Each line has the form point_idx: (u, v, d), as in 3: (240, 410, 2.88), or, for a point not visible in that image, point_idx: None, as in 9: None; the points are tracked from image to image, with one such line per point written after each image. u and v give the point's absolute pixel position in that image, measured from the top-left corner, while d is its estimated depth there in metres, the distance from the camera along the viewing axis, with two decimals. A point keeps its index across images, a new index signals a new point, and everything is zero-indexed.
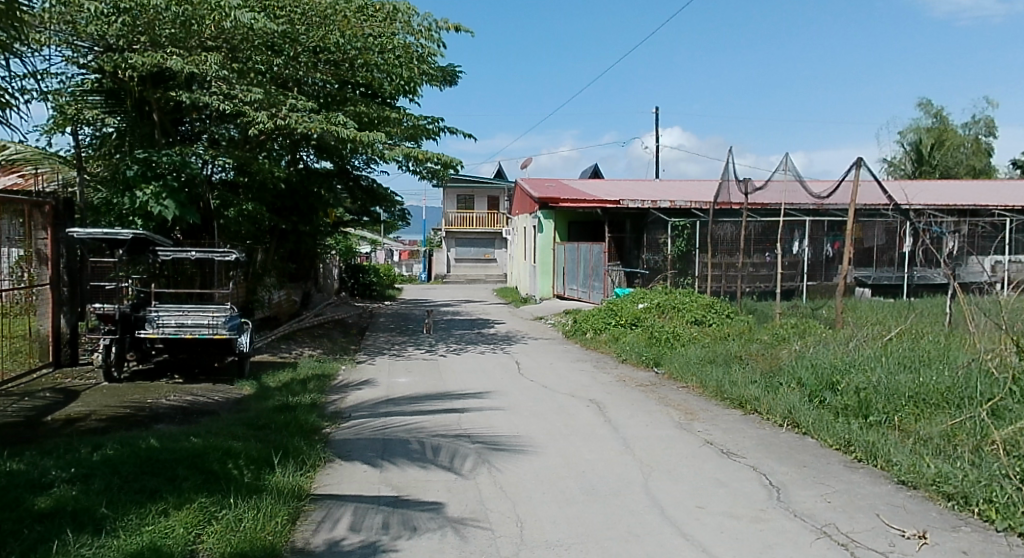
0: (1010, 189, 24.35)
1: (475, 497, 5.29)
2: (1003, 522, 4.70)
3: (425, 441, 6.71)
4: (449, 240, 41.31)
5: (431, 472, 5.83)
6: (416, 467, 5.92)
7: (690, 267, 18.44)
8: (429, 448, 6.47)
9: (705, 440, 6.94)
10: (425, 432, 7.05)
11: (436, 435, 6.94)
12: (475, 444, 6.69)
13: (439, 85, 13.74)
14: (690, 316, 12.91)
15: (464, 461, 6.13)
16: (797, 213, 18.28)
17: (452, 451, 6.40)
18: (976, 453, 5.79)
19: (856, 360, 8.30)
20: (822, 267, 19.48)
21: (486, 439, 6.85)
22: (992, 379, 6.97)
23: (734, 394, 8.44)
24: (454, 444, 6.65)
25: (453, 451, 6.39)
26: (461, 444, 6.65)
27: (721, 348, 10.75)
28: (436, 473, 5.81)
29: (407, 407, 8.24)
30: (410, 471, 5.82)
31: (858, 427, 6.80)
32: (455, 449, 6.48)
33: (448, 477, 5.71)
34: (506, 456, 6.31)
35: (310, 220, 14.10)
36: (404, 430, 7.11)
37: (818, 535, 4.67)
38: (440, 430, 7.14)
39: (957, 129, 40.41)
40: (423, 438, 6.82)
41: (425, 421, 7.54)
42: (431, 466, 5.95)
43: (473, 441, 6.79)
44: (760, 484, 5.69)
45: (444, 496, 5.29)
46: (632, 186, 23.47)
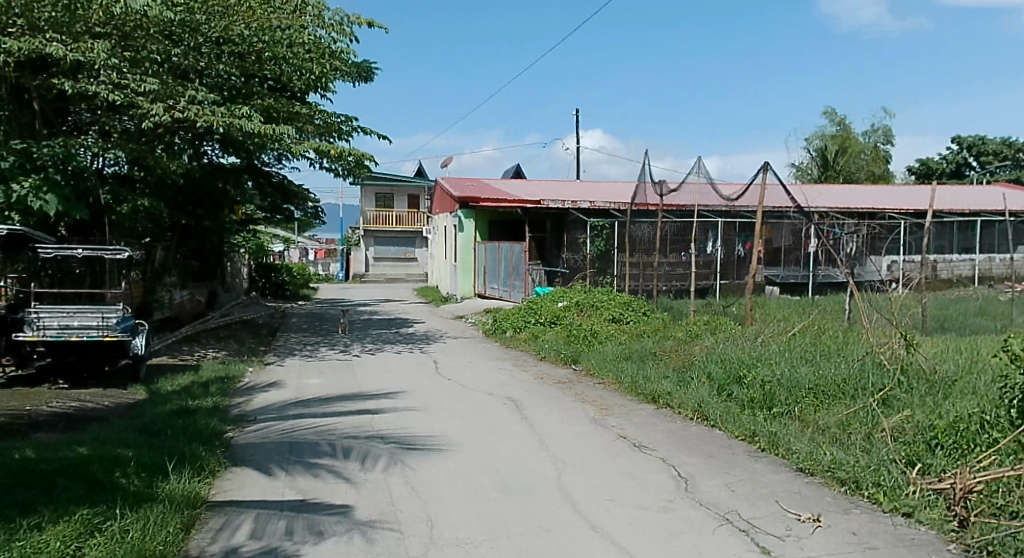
0: (907, 195, 25.73)
1: (385, 498, 5.20)
2: (889, 504, 4.95)
3: (336, 443, 6.55)
4: (367, 239, 40.65)
5: (340, 474, 5.70)
6: (324, 469, 5.78)
7: (609, 267, 18.68)
8: (339, 450, 6.33)
9: (619, 434, 7.04)
10: (335, 434, 6.89)
11: (347, 436, 6.78)
12: (388, 444, 6.59)
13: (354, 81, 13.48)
14: (608, 315, 13.11)
15: (377, 461, 6.03)
16: (711, 213, 18.83)
17: (364, 451, 6.29)
18: (867, 441, 6.10)
19: (762, 355, 8.60)
20: (733, 266, 20.12)
21: (399, 440, 6.75)
22: (885, 374, 7.35)
23: (648, 389, 8.60)
24: (366, 444, 6.53)
25: (365, 452, 6.28)
26: (373, 445, 6.52)
27: (637, 345, 10.97)
28: (345, 475, 5.68)
29: (317, 409, 8.04)
30: (319, 474, 5.67)
31: (762, 419, 7.03)
32: (368, 450, 6.36)
33: (355, 479, 5.58)
34: (418, 456, 6.24)
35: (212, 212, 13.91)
36: (314, 432, 6.93)
37: (721, 522, 4.80)
38: (353, 431, 6.99)
39: (858, 136, 42.48)
40: (333, 440, 6.66)
41: (335, 422, 7.39)
42: (341, 469, 5.81)
43: (386, 441, 6.68)
44: (669, 475, 5.81)
45: (353, 498, 5.18)
46: (551, 186, 23.66)
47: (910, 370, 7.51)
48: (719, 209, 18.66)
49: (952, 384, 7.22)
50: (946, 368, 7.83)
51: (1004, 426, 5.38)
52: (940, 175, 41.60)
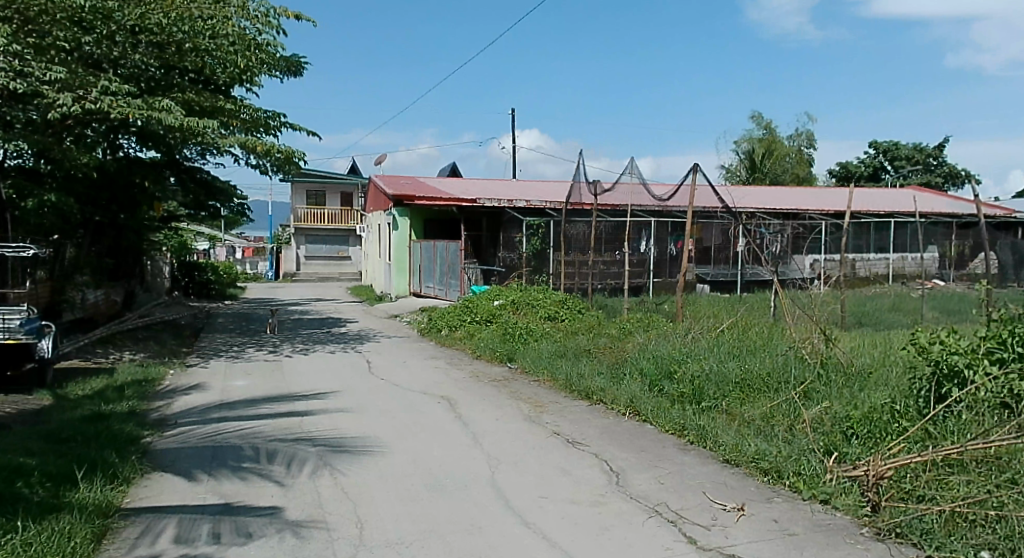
0: (828, 196, 26.73)
1: (313, 500, 5.09)
2: (808, 491, 5.12)
3: (261, 447, 6.37)
4: (298, 237, 39.83)
5: (265, 478, 5.55)
6: (248, 474, 5.61)
7: (544, 265, 18.77)
8: (264, 454, 6.16)
9: (553, 431, 7.07)
10: (262, 437, 6.71)
11: (274, 439, 6.62)
12: (316, 447, 6.45)
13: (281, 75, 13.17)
14: (543, 312, 13.18)
15: (304, 465, 5.90)
16: (643, 213, 19.18)
17: (290, 455, 6.14)
18: (788, 432, 6.30)
19: (692, 351, 8.79)
20: (666, 265, 20.49)
21: (328, 442, 6.60)
22: (807, 370, 7.61)
23: (581, 386, 8.66)
24: (292, 448, 6.37)
25: (291, 455, 6.13)
26: (301, 448, 6.38)
27: (571, 342, 11.06)
28: (272, 478, 5.53)
29: (243, 411, 7.82)
30: (244, 478, 5.51)
31: (690, 413, 7.17)
32: (295, 453, 6.21)
33: (282, 482, 5.45)
34: (348, 458, 6.13)
35: (127, 206, 13.33)
36: (238, 436, 6.72)
37: (650, 515, 4.87)
38: (279, 435, 6.81)
39: (784, 140, 43.86)
40: (258, 444, 6.48)
41: (262, 425, 7.20)
42: (267, 472, 5.65)
43: (314, 444, 6.53)
44: (601, 470, 5.86)
45: (280, 501, 5.05)
46: (487, 185, 23.65)
47: (829, 363, 7.79)
48: (652, 209, 19.00)
49: (867, 376, 7.53)
50: (863, 362, 8.16)
51: (913, 415, 5.65)
52: (859, 178, 43.37)
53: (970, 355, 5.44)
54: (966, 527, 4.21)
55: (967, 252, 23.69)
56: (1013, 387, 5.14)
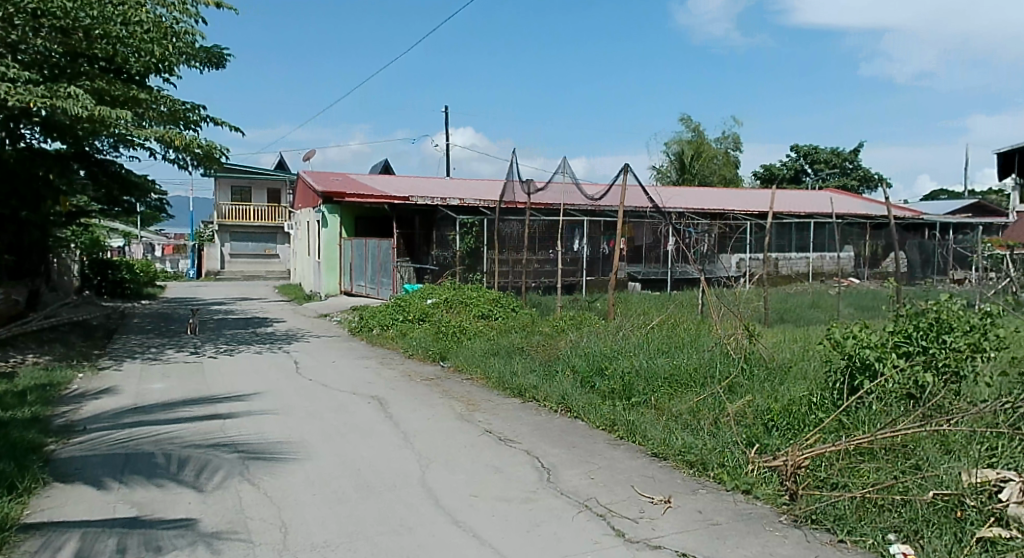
0: (752, 198, 27.59)
1: (233, 506, 4.98)
2: (732, 482, 5.28)
3: (173, 454, 6.12)
4: (222, 234, 38.67)
5: (183, 485, 5.39)
6: (165, 481, 5.42)
7: (479, 264, 18.66)
8: (175, 461, 5.91)
9: (485, 428, 7.10)
10: (179, 442, 6.51)
11: (192, 444, 6.43)
12: (231, 453, 6.21)
13: (201, 65, 12.80)
14: (476, 311, 13.20)
15: (216, 473, 5.65)
16: (576, 211, 19.47)
17: (202, 463, 5.88)
18: (713, 426, 6.48)
19: (623, 348, 8.95)
20: (599, 264, 20.68)
21: (250, 446, 6.44)
22: (732, 365, 7.86)
23: (514, 383, 8.70)
24: (209, 454, 6.17)
25: (203, 463, 5.88)
26: (220, 452, 6.21)
27: (505, 341, 11.10)
28: (190, 485, 5.36)
29: (159, 415, 7.57)
30: (159, 485, 5.34)
31: (621, 408, 7.29)
32: (207, 461, 5.96)
33: (201, 488, 5.30)
34: (272, 461, 6.02)
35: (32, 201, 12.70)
36: (153, 442, 6.50)
37: (580, 510, 4.95)
38: (197, 440, 6.59)
39: (712, 142, 44.94)
40: (171, 450, 6.24)
41: (180, 429, 6.98)
42: (185, 479, 5.48)
43: (229, 450, 6.30)
44: (532, 467, 5.91)
45: (198, 508, 4.92)
46: (419, 183, 23.51)
47: (752, 358, 8.06)
48: (584, 208, 19.24)
49: (786, 371, 7.83)
50: (783, 356, 8.46)
51: (828, 406, 5.93)
52: (782, 180, 44.92)
53: (880, 349, 5.73)
54: (876, 512, 4.42)
55: (880, 252, 24.86)
56: (919, 379, 5.43)
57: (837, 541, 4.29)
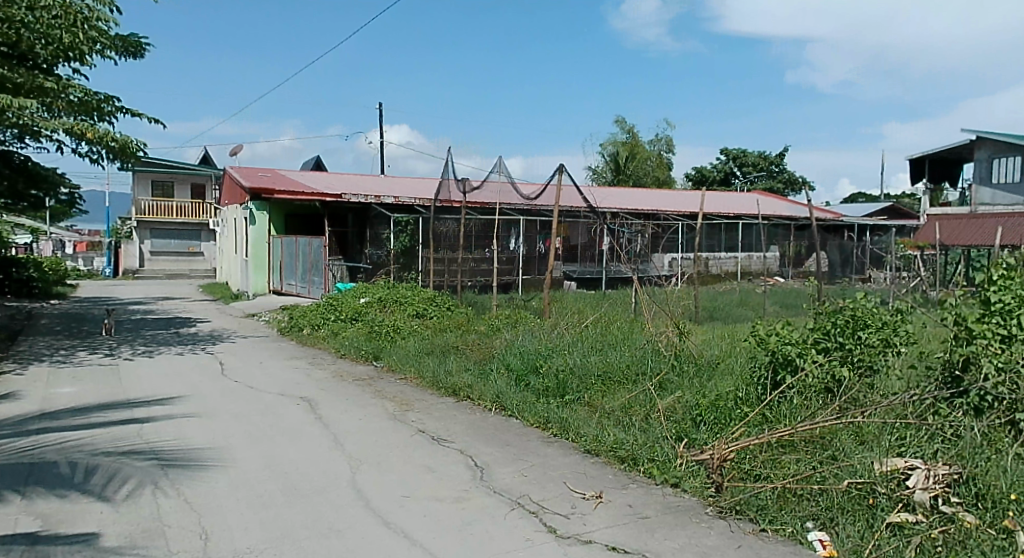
0: (683, 199, 28.19)
1: (148, 514, 4.79)
2: (661, 476, 5.38)
3: (80, 463, 5.84)
4: (142, 230, 37.22)
5: (92, 494, 5.15)
6: (73, 491, 5.17)
7: (413, 262, 18.59)
8: (82, 470, 5.64)
9: (418, 428, 7.03)
10: (90, 450, 6.23)
11: (103, 452, 6.16)
12: (144, 460, 5.95)
13: (117, 54, 12.31)
14: (411, 310, 13.09)
15: (127, 482, 5.40)
16: (512, 211, 19.51)
17: (111, 472, 5.61)
18: (644, 422, 6.59)
19: (558, 346, 9.01)
20: (535, 262, 20.78)
21: (167, 452, 6.21)
22: (663, 363, 8.02)
23: (448, 383, 8.65)
24: (120, 461, 5.92)
25: (113, 472, 5.62)
26: (133, 459, 5.97)
27: (439, 340, 11.03)
28: (100, 494, 5.13)
29: (67, 422, 7.22)
30: (66, 496, 5.09)
31: (554, 406, 7.34)
32: (117, 470, 5.69)
33: (112, 497, 5.08)
34: (190, 467, 5.82)
35: None
36: (60, 450, 6.19)
37: (512, 507, 4.95)
38: (109, 447, 6.31)
39: (646, 144, 45.71)
40: (79, 459, 5.95)
41: (91, 436, 6.67)
42: (94, 489, 5.24)
43: (143, 457, 6.03)
44: (465, 466, 5.89)
45: (109, 518, 4.72)
46: (352, 180, 23.17)
47: (683, 355, 8.23)
48: (520, 208, 19.34)
49: (714, 367, 8.03)
50: (712, 353, 8.68)
51: (753, 401, 6.12)
52: (712, 182, 46.16)
53: (801, 345, 5.94)
54: (796, 501, 4.58)
55: (804, 252, 25.79)
56: (836, 373, 5.66)
57: (760, 530, 4.42)
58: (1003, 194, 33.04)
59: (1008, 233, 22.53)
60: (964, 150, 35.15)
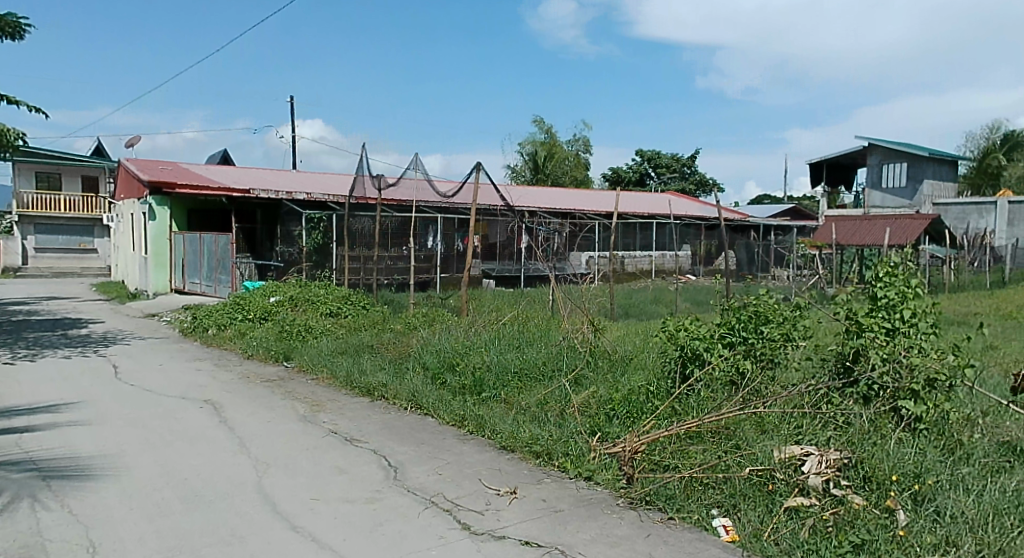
0: (599, 198, 28.69)
1: (29, 529, 4.51)
2: (575, 470, 5.45)
3: None
4: (26, 226, 34.86)
5: None
6: None
7: (327, 260, 18.32)
8: None
9: (329, 429, 6.88)
10: None
11: None
12: (22, 473, 5.58)
13: None
14: (324, 309, 12.83)
15: (2, 497, 5.06)
16: (429, 208, 19.38)
17: None
18: (559, 417, 6.65)
19: (474, 344, 8.99)
20: (453, 261, 20.70)
21: (51, 462, 5.86)
22: (578, 360, 8.14)
23: (362, 382, 8.49)
24: None
25: None
26: (10, 471, 5.60)
27: (353, 339, 10.83)
28: None
29: None
30: None
31: (470, 403, 7.33)
32: None
33: None
34: (77, 478, 5.50)
35: None
36: None
37: (426, 506, 4.92)
38: None
39: (563, 144, 46.22)
40: None
41: None
42: None
43: (22, 469, 5.66)
44: (378, 466, 5.81)
45: None
46: (261, 175, 22.47)
47: (597, 351, 8.36)
48: (437, 206, 19.21)
49: (628, 363, 8.20)
50: (626, 349, 8.85)
51: (663, 395, 6.28)
52: (629, 182, 47.11)
53: (708, 341, 6.15)
54: (701, 490, 4.73)
55: (714, 251, 26.70)
56: (740, 366, 5.88)
57: (668, 519, 4.55)
58: (893, 198, 35.11)
59: (898, 233, 23.99)
60: (860, 156, 37.14)
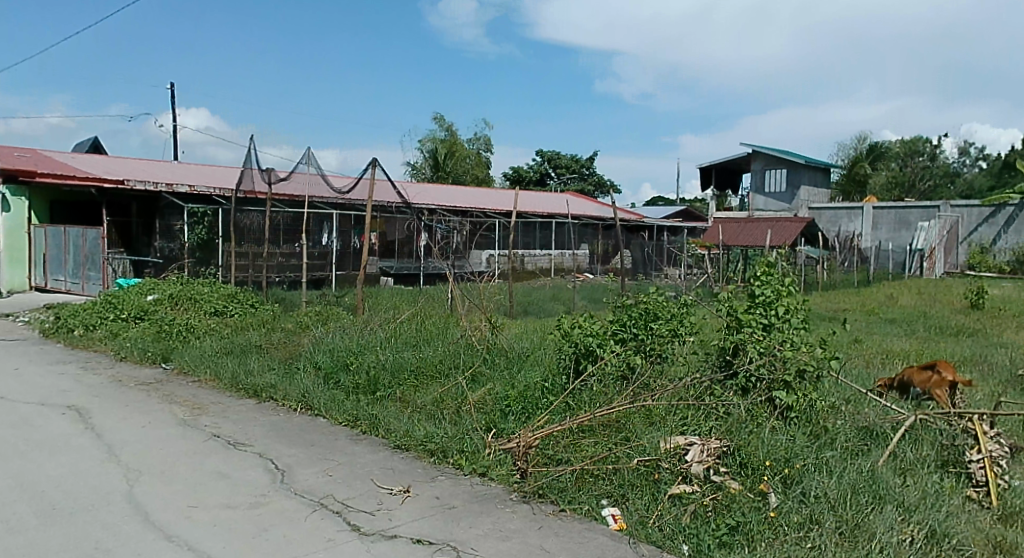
0: (498, 198, 28.85)
1: None
2: (469, 466, 5.44)
3: None
4: None
5: None
6: None
7: (211, 256, 17.48)
8: None
9: (211, 433, 6.60)
10: None
11: None
12: None
13: None
14: (208, 307, 12.29)
15: None
16: (323, 205, 18.89)
17: None
18: (455, 415, 6.63)
19: (368, 343, 8.84)
20: (349, 258, 20.30)
21: None
22: (474, 358, 8.15)
23: (249, 383, 8.17)
24: None
25: None
26: None
27: (239, 339, 10.43)
28: None
29: None
30: None
31: (364, 402, 7.20)
32: None
33: None
34: None
35: None
36: None
37: (314, 508, 4.80)
38: None
39: (464, 143, 46.16)
40: None
41: None
42: None
43: None
44: (265, 469, 5.62)
45: None
46: (138, 166, 21.23)
47: (494, 348, 8.40)
48: (332, 202, 18.76)
49: (525, 359, 8.30)
50: (522, 346, 8.93)
51: (558, 390, 6.39)
52: (529, 181, 47.56)
53: (600, 337, 6.29)
54: (592, 481, 4.83)
55: (611, 250, 27.37)
56: (630, 360, 6.05)
57: (559, 510, 4.63)
58: (774, 202, 37.10)
59: (780, 234, 25.34)
60: (745, 161, 39.02)
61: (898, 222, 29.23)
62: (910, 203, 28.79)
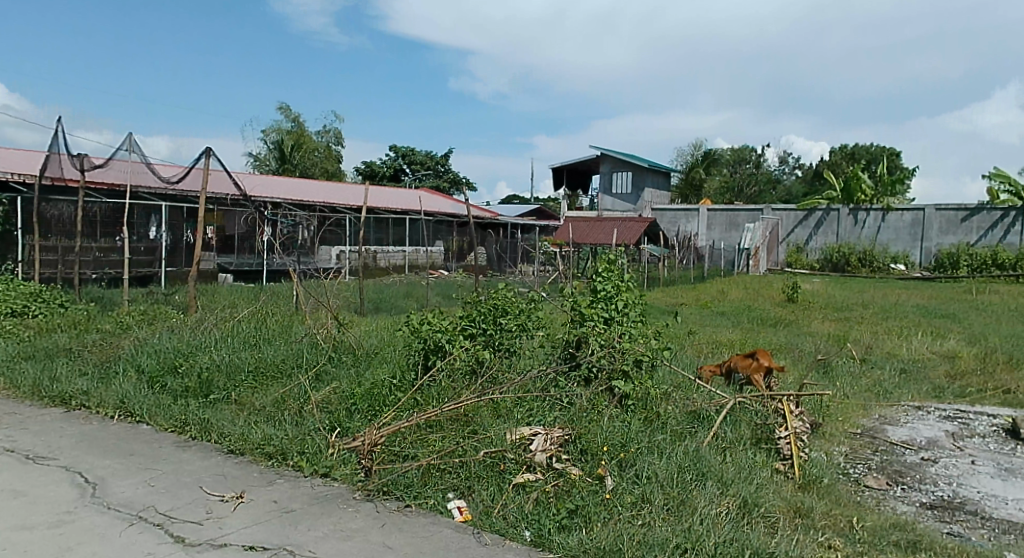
0: (348, 193, 28.15)
1: None
2: (310, 468, 5.23)
3: None
4: None
5: None
6: None
7: (12, 250, 15.74)
8: None
9: (4, 448, 5.92)
10: None
11: None
12: None
13: None
14: (5, 308, 11.06)
15: None
16: (152, 196, 17.57)
17: None
18: (296, 416, 6.36)
19: (201, 344, 8.32)
20: (181, 253, 19.04)
21: None
22: (317, 357, 7.88)
23: (57, 391, 7.42)
24: None
25: None
26: None
27: (45, 342, 9.48)
28: None
29: None
30: None
31: (194, 407, 6.74)
32: None
33: None
34: None
35: None
36: None
37: (131, 522, 4.43)
38: None
39: (313, 135, 44.68)
40: None
41: None
42: None
43: None
44: (72, 484, 5.12)
45: None
46: None
47: (340, 346, 8.21)
48: (161, 193, 17.49)
49: (372, 357, 8.14)
50: (370, 344, 8.75)
51: (406, 386, 6.30)
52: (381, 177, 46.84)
53: (449, 332, 6.26)
54: (437, 476, 4.80)
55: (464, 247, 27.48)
56: (478, 355, 6.08)
57: (404, 506, 4.56)
58: (620, 202, 38.80)
59: (623, 233, 26.50)
60: (593, 163, 40.50)
61: (729, 223, 31.46)
62: (739, 206, 31.02)
